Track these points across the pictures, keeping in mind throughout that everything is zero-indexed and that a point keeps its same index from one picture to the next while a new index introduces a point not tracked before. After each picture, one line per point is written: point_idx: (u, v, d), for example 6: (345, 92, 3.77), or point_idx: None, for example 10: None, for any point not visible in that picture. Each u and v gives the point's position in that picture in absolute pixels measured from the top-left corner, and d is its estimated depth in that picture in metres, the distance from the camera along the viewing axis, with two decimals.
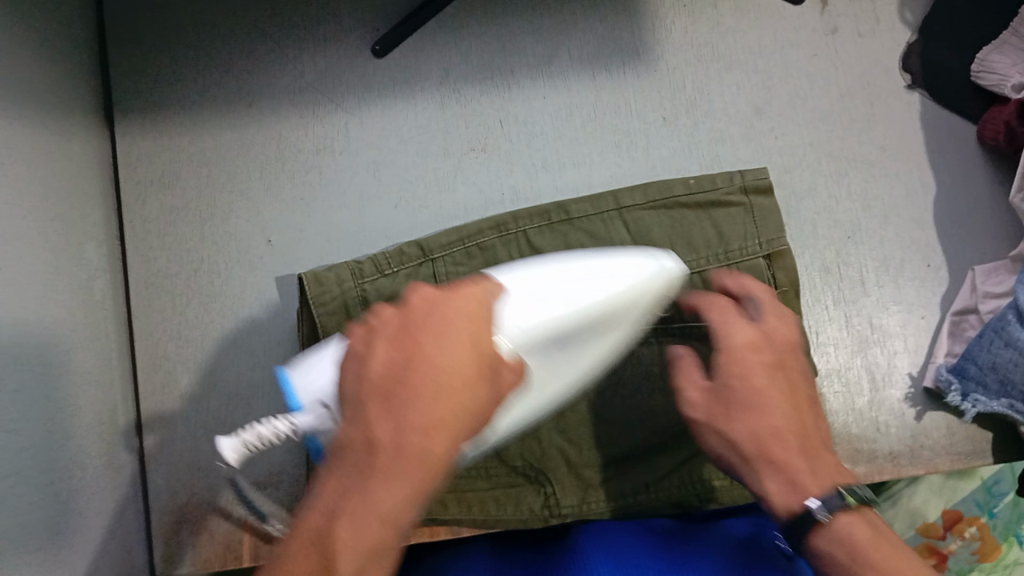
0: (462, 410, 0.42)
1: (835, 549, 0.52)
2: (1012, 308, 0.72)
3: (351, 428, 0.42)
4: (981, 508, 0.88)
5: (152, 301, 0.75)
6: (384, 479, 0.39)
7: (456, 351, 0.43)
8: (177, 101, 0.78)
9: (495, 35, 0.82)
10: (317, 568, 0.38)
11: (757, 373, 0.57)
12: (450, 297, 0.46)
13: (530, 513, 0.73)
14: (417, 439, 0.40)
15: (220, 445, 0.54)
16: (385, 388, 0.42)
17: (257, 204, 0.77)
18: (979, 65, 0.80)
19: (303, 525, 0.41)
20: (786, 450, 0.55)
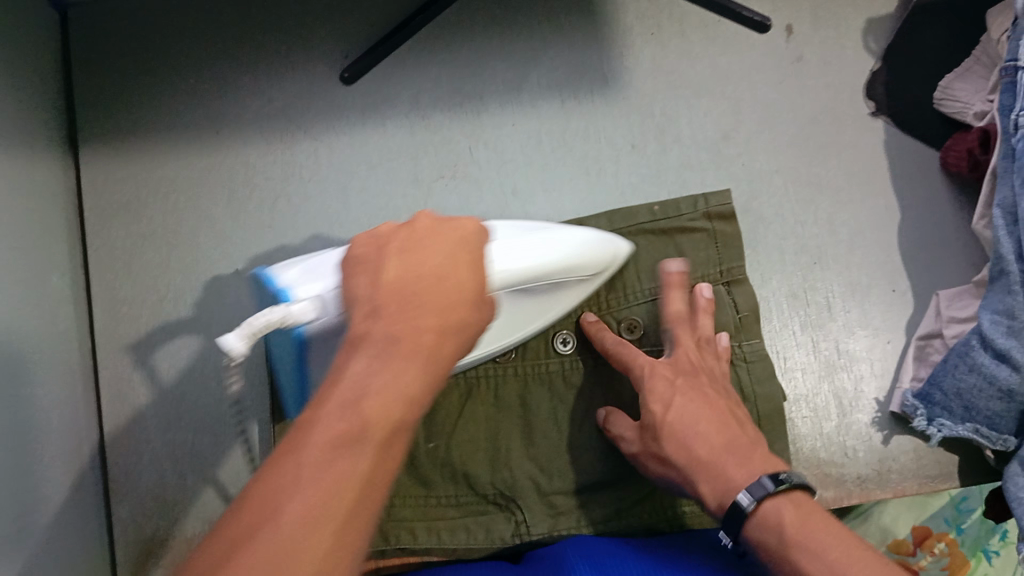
0: (469, 322, 0.45)
1: (767, 536, 0.53)
2: (976, 333, 0.73)
3: (368, 323, 0.43)
4: (949, 524, 0.89)
5: (117, 330, 0.74)
6: (411, 360, 0.41)
7: (465, 270, 0.47)
8: (143, 128, 0.78)
9: (464, 62, 0.82)
10: (344, 434, 0.37)
11: (672, 393, 0.63)
12: (450, 224, 0.49)
13: (500, 541, 0.72)
14: (435, 337, 0.43)
15: (223, 341, 0.49)
16: (403, 288, 0.44)
17: (224, 231, 0.76)
18: (942, 93, 0.81)
19: (325, 392, 0.39)
20: (708, 451, 0.59)
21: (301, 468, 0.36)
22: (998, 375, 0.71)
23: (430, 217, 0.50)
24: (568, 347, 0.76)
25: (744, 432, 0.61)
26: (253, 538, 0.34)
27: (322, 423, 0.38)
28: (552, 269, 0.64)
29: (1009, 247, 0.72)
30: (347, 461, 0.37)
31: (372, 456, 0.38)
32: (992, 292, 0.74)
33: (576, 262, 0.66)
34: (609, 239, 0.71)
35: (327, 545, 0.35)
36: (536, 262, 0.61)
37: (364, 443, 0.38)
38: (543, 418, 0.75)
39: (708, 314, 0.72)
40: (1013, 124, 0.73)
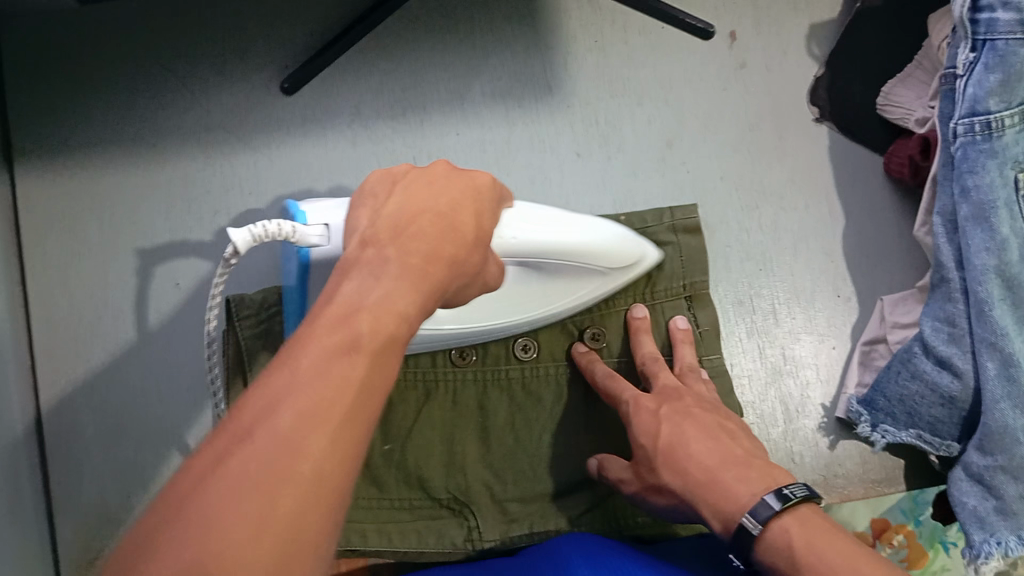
0: (459, 259, 0.48)
1: (776, 557, 0.56)
2: (917, 340, 0.75)
3: (359, 249, 0.46)
4: (907, 515, 0.78)
5: (57, 347, 0.74)
6: (404, 281, 0.43)
7: (464, 217, 0.50)
8: (80, 142, 0.77)
9: (405, 70, 0.81)
10: (337, 344, 0.39)
11: (660, 422, 0.66)
12: (461, 174, 0.53)
13: (453, 545, 0.72)
14: (424, 262, 0.45)
15: (230, 235, 0.52)
16: (399, 221, 0.48)
17: (163, 245, 0.76)
18: (884, 99, 0.82)
19: (321, 309, 0.41)
20: (705, 471, 0.61)
21: (298, 373, 0.37)
22: (939, 382, 0.73)
23: (446, 166, 0.53)
24: (529, 354, 0.76)
25: (738, 445, 0.63)
26: (256, 428, 0.35)
27: (317, 335, 0.39)
28: (559, 248, 0.66)
29: (949, 254, 0.73)
30: (345, 365, 0.38)
31: (367, 363, 0.39)
32: (932, 299, 0.75)
33: (584, 251, 0.68)
34: (636, 246, 0.72)
35: (328, 438, 0.36)
36: (541, 234, 0.64)
37: (354, 353, 0.39)
38: (500, 426, 0.75)
39: (687, 343, 0.75)
40: (952, 132, 0.73)
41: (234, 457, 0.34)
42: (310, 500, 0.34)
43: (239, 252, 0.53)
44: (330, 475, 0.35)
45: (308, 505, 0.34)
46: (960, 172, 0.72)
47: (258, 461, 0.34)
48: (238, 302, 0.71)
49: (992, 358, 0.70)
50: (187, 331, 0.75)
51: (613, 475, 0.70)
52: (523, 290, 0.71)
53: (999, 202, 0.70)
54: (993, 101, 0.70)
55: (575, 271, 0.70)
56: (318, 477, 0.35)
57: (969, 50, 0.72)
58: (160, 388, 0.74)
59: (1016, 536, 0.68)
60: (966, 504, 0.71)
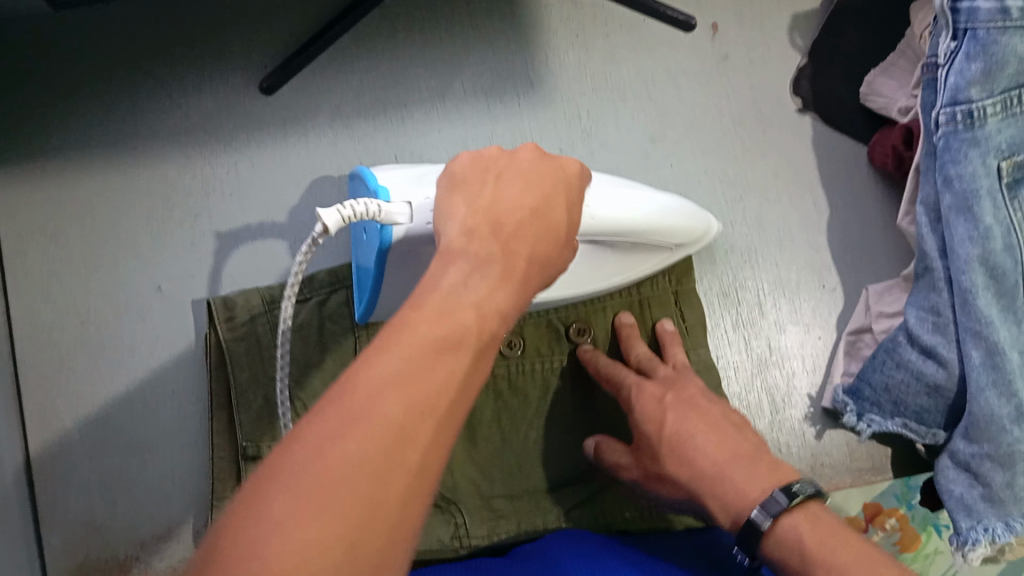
0: (548, 261, 0.47)
1: (787, 552, 0.55)
2: (902, 329, 0.75)
3: (463, 240, 0.45)
4: (899, 499, 0.78)
5: (40, 355, 0.73)
6: (501, 283, 0.43)
7: (554, 214, 0.48)
8: (59, 147, 0.76)
9: (387, 68, 0.81)
10: (444, 335, 0.38)
11: (665, 410, 0.64)
12: (549, 161, 0.50)
13: (439, 542, 0.71)
14: (523, 265, 0.45)
15: (321, 215, 0.50)
16: (497, 215, 0.46)
17: (145, 250, 0.75)
18: (867, 87, 0.82)
19: (421, 299, 0.40)
20: (711, 465, 0.60)
21: (406, 361, 0.36)
22: (924, 371, 0.73)
23: (533, 150, 0.51)
24: (515, 350, 0.75)
25: (744, 438, 0.62)
26: (365, 414, 0.34)
27: (422, 323, 0.38)
28: (637, 230, 0.66)
29: (932, 244, 0.74)
30: (449, 360, 0.37)
31: (468, 360, 0.38)
32: (917, 288, 0.76)
33: (660, 229, 0.68)
34: (703, 220, 0.73)
35: (431, 432, 0.35)
36: (616, 214, 0.64)
37: (461, 348, 0.38)
38: (487, 422, 0.74)
39: (677, 344, 0.74)
40: (934, 122, 0.73)
41: (343, 438, 0.33)
42: (410, 492, 0.34)
43: (326, 233, 0.51)
44: (427, 469, 0.35)
45: (407, 500, 0.34)
46: (942, 162, 0.72)
47: (367, 445, 0.33)
48: (219, 306, 0.70)
49: (977, 347, 0.70)
50: (173, 337, 0.75)
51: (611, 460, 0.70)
52: (599, 271, 0.70)
53: (982, 191, 0.70)
54: (974, 91, 0.70)
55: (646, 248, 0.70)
56: (420, 471, 0.34)
57: (950, 38, 0.72)
58: (148, 393, 0.74)
59: (1003, 523, 0.69)
60: (954, 491, 0.71)
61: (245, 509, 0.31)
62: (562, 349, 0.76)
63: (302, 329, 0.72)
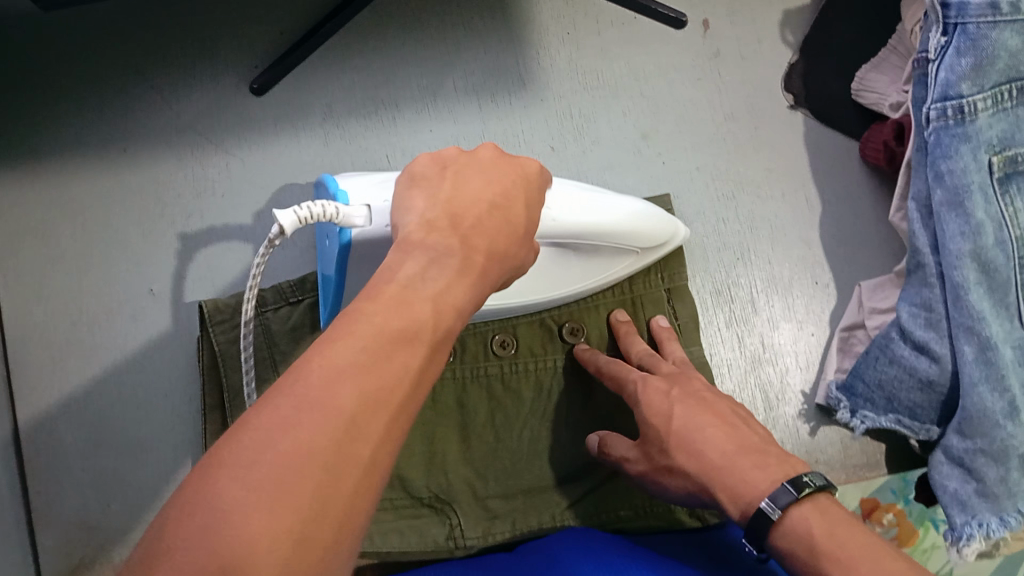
0: (510, 256, 0.47)
1: (796, 545, 0.54)
2: (894, 326, 0.75)
3: (422, 232, 0.44)
4: (896, 495, 0.78)
5: (32, 356, 0.73)
6: (461, 276, 0.43)
7: (515, 210, 0.48)
8: (50, 149, 0.76)
9: (377, 67, 0.81)
10: (399, 327, 0.38)
11: (672, 403, 0.63)
12: (511, 161, 0.51)
13: (434, 544, 0.71)
14: (483, 260, 0.45)
15: (276, 215, 0.50)
16: (457, 210, 0.46)
17: (137, 251, 0.75)
18: (858, 84, 0.82)
19: (377, 287, 0.40)
20: (723, 457, 0.59)
21: (361, 352, 0.36)
22: (917, 366, 0.73)
23: (492, 149, 0.51)
24: (508, 350, 0.75)
25: (752, 431, 0.62)
26: (317, 404, 0.34)
27: (378, 314, 0.38)
28: (600, 232, 0.66)
29: (924, 239, 0.74)
30: (405, 353, 0.37)
31: (424, 353, 0.38)
32: (909, 284, 0.76)
33: (625, 229, 0.68)
34: (669, 224, 0.73)
35: (383, 425, 0.35)
36: (579, 216, 0.63)
37: (416, 341, 0.38)
38: (482, 422, 0.74)
39: (674, 341, 0.74)
40: (925, 117, 0.73)
41: (295, 429, 0.33)
42: (359, 484, 0.34)
43: (282, 233, 0.51)
44: (377, 464, 0.35)
45: (354, 497, 0.34)
46: (934, 157, 0.72)
47: (319, 437, 0.33)
48: (211, 308, 0.70)
49: (970, 343, 0.70)
50: (165, 338, 0.75)
51: (614, 453, 0.68)
52: (563, 273, 0.70)
53: (974, 186, 0.70)
54: (965, 86, 0.70)
55: (613, 250, 0.70)
56: (370, 464, 0.34)
57: (940, 33, 0.71)
58: (140, 394, 0.74)
59: (997, 518, 0.69)
60: (948, 487, 0.71)
61: (193, 497, 0.31)
62: (556, 349, 0.76)
63: (294, 330, 0.72)
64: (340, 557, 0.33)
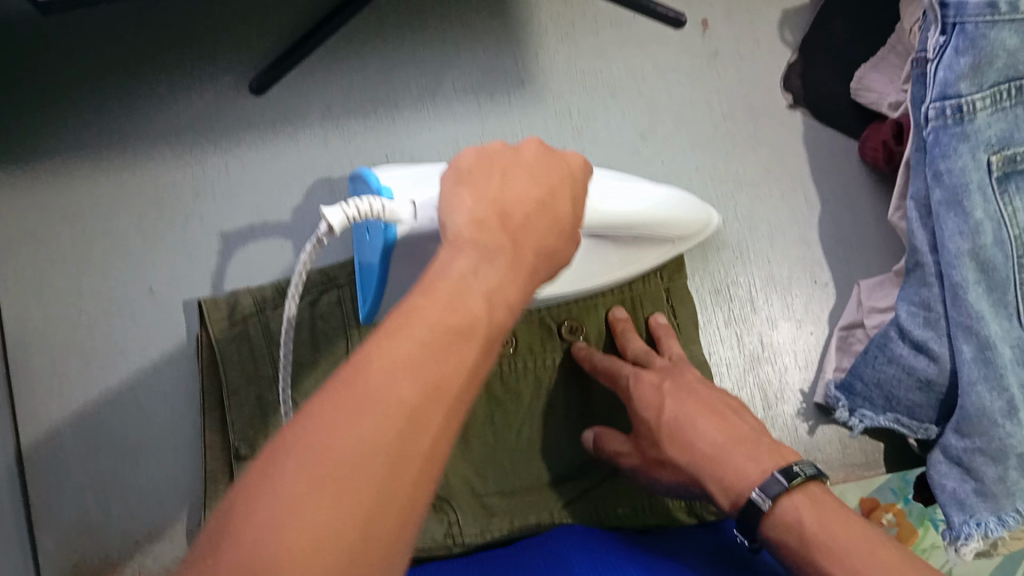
0: (553, 253, 0.47)
1: (787, 535, 0.55)
2: (893, 325, 0.75)
3: (472, 230, 0.44)
4: (896, 494, 0.78)
5: (31, 358, 0.73)
6: (508, 273, 0.42)
7: (559, 207, 0.48)
8: (49, 150, 0.76)
9: (377, 66, 0.81)
10: (455, 323, 0.37)
11: (663, 397, 0.63)
12: (557, 157, 0.51)
13: (432, 541, 0.70)
14: (529, 258, 0.45)
15: (323, 212, 0.51)
16: (505, 206, 0.46)
17: (136, 252, 0.76)
18: (857, 83, 0.82)
19: (429, 284, 0.39)
20: (711, 449, 0.59)
21: (418, 348, 0.36)
22: (916, 366, 0.73)
23: (538, 145, 0.51)
24: (507, 348, 0.75)
25: (743, 423, 0.61)
26: (378, 398, 0.33)
27: (434, 309, 0.38)
28: (647, 221, 0.67)
29: (923, 239, 0.74)
30: (462, 348, 0.37)
31: (480, 348, 0.38)
32: (907, 283, 0.76)
33: (661, 221, 0.69)
34: (706, 211, 0.75)
35: (441, 421, 0.35)
36: (625, 208, 0.65)
37: (471, 336, 0.38)
38: (478, 420, 0.74)
39: (671, 338, 0.74)
40: (924, 117, 0.73)
41: (358, 421, 0.33)
42: (418, 478, 0.34)
43: (328, 231, 0.52)
44: (436, 458, 0.35)
45: (415, 491, 0.34)
46: (932, 157, 0.72)
47: (380, 430, 0.33)
48: (209, 306, 0.71)
49: (968, 342, 0.70)
50: (163, 338, 0.75)
51: (610, 449, 0.68)
52: (608, 265, 0.71)
53: (972, 185, 0.70)
54: (963, 85, 0.70)
55: (650, 241, 0.70)
56: (428, 459, 0.34)
57: (939, 32, 0.72)
58: (139, 393, 0.74)
59: (995, 517, 0.69)
60: (946, 486, 0.71)
61: (253, 492, 0.31)
62: (554, 347, 0.76)
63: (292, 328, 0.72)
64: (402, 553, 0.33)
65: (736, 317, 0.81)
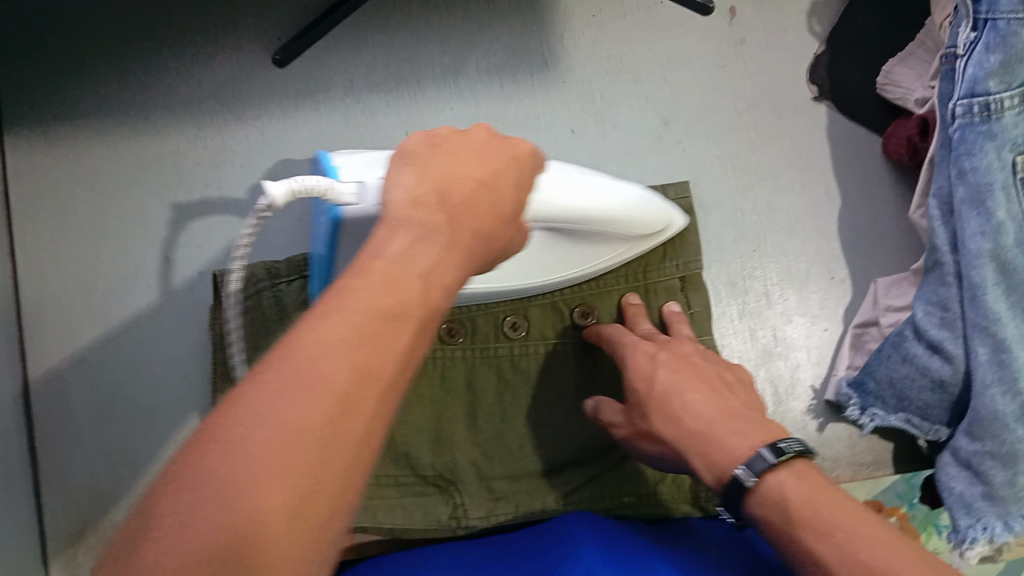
0: (495, 236, 0.46)
1: (771, 513, 0.53)
2: (908, 324, 0.74)
3: (408, 209, 0.43)
4: (902, 499, 0.77)
5: (44, 317, 0.73)
6: (446, 253, 0.41)
7: (505, 187, 0.48)
8: (71, 112, 0.75)
9: (399, 43, 0.80)
10: (388, 304, 0.36)
11: (656, 367, 0.62)
12: (502, 141, 0.50)
13: (438, 523, 0.69)
14: (468, 238, 0.44)
15: (268, 190, 0.50)
16: (444, 185, 0.45)
17: (152, 216, 0.75)
18: (884, 78, 0.81)
19: (365, 263, 0.38)
20: (701, 422, 0.58)
21: (353, 329, 0.34)
22: (930, 366, 0.72)
23: (485, 131, 0.50)
24: (518, 331, 0.74)
25: (734, 399, 0.60)
26: (311, 382, 0.32)
27: (370, 289, 0.36)
28: (599, 219, 0.65)
29: (943, 237, 0.73)
30: (396, 330, 0.36)
31: (414, 330, 0.37)
32: (926, 282, 0.75)
33: (618, 221, 0.67)
34: (669, 211, 0.72)
35: (375, 405, 0.34)
36: (577, 202, 0.63)
37: (406, 318, 0.37)
38: (487, 402, 0.73)
39: (682, 324, 0.73)
40: (950, 114, 0.72)
41: (290, 409, 0.32)
42: (350, 464, 0.33)
43: (272, 206, 0.51)
44: (368, 444, 0.34)
45: (346, 480, 0.33)
46: (957, 154, 0.71)
47: (312, 418, 0.32)
48: (224, 274, 0.70)
49: (984, 343, 0.69)
50: (176, 304, 0.75)
51: (603, 419, 0.67)
52: (556, 258, 0.70)
53: (996, 184, 0.69)
54: (992, 82, 0.69)
55: (610, 238, 0.69)
56: (361, 443, 0.33)
57: (970, 29, 0.71)
58: (150, 359, 0.74)
59: (1002, 522, 0.68)
60: (954, 489, 0.70)
61: (181, 480, 0.30)
62: (564, 330, 0.76)
63: (307, 302, 0.72)
64: (329, 543, 0.33)
65: (747, 311, 0.80)
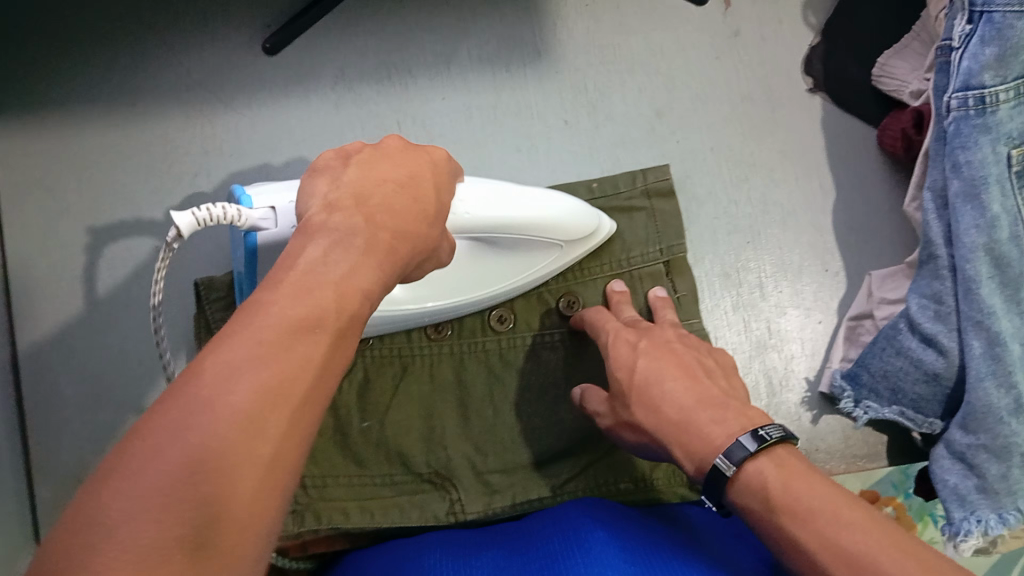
0: (421, 235, 0.46)
1: (750, 500, 0.52)
2: (903, 317, 0.74)
3: (323, 215, 0.43)
4: (897, 488, 0.78)
5: (33, 308, 0.73)
6: (367, 256, 0.41)
7: (425, 189, 0.48)
8: (60, 100, 0.75)
9: (390, 32, 0.80)
10: (297, 317, 0.36)
11: (637, 355, 0.63)
12: (416, 150, 0.50)
13: (434, 518, 0.69)
14: (388, 238, 0.43)
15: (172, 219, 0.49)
16: (361, 190, 0.45)
17: (141, 206, 0.75)
18: (879, 69, 0.81)
19: (278, 275, 0.38)
20: (680, 411, 0.58)
21: (261, 345, 0.34)
22: (923, 359, 0.72)
23: (397, 141, 0.51)
24: (505, 325, 0.75)
25: (715, 385, 0.60)
26: (214, 405, 0.32)
27: (282, 304, 0.36)
28: (520, 227, 0.65)
29: (938, 231, 0.72)
30: (307, 343, 0.35)
31: (329, 342, 0.37)
32: (920, 275, 0.74)
33: (540, 229, 0.67)
34: (596, 218, 0.72)
35: (286, 422, 0.34)
36: (492, 212, 0.62)
37: (319, 329, 0.36)
38: (479, 397, 0.73)
39: (668, 309, 0.73)
40: (945, 106, 0.72)
41: (193, 434, 0.31)
42: (259, 484, 0.32)
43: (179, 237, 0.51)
44: (283, 458, 0.34)
45: (256, 499, 0.32)
46: (951, 147, 0.71)
47: (216, 442, 0.31)
48: (205, 285, 0.70)
49: (978, 336, 0.69)
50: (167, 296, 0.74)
51: (589, 408, 0.67)
52: (485, 269, 0.70)
53: (991, 178, 0.69)
54: (987, 76, 0.69)
55: (538, 247, 0.69)
56: (271, 462, 0.33)
57: (965, 21, 0.71)
58: (141, 350, 0.73)
59: (996, 514, 0.68)
60: (948, 481, 0.70)
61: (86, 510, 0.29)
62: (553, 322, 0.76)
63: None
64: (250, 557, 0.32)
65: (740, 303, 0.80)
